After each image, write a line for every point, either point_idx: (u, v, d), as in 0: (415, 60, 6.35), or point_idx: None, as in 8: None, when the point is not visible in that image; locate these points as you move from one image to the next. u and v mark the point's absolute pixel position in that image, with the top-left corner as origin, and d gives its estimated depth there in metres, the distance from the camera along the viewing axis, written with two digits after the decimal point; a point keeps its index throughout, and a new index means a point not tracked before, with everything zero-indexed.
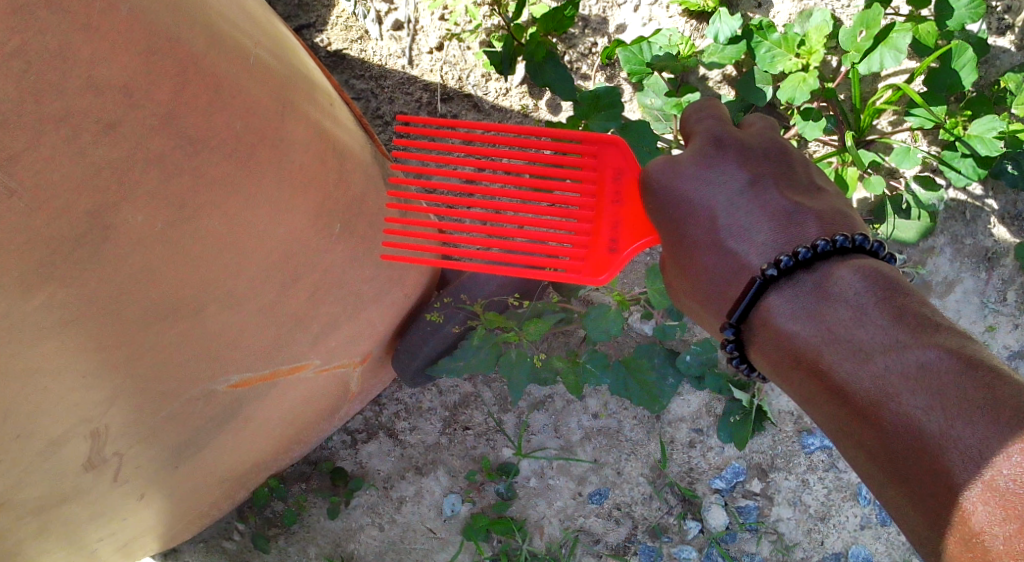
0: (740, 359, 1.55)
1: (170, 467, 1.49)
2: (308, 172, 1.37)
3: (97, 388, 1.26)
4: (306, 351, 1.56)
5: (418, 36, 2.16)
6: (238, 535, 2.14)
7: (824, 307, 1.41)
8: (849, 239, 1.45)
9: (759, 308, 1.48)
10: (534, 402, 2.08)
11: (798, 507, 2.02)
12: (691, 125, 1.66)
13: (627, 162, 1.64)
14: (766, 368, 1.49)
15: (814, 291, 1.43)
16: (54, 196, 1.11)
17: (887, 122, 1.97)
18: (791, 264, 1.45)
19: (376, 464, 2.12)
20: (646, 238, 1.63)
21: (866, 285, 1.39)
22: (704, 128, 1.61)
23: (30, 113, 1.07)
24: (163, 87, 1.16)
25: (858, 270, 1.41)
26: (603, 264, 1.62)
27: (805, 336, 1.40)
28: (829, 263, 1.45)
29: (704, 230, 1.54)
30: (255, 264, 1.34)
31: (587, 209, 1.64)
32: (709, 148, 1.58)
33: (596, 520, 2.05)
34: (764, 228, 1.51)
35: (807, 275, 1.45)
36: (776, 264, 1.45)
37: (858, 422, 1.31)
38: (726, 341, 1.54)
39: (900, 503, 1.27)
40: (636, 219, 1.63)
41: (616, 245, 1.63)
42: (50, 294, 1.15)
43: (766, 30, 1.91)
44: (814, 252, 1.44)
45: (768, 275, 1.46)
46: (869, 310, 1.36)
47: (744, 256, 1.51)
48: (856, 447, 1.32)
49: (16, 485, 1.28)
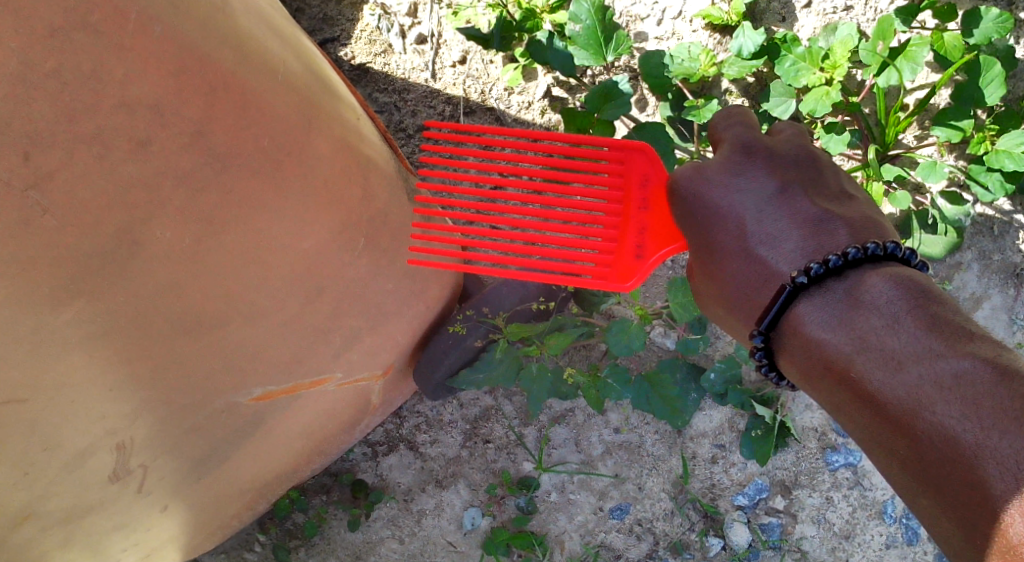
0: (769, 367, 1.54)
1: (193, 479, 1.50)
2: (334, 187, 1.38)
3: (123, 402, 1.27)
4: (329, 364, 1.56)
5: (441, 49, 2.17)
6: (259, 546, 2.13)
7: (856, 315, 1.39)
8: (882, 246, 1.42)
9: (788, 315, 1.46)
10: (554, 415, 2.06)
11: (822, 525, 2.01)
12: (719, 133, 1.63)
13: (654, 168, 1.61)
14: (796, 376, 1.47)
15: (845, 299, 1.41)
16: (85, 213, 1.12)
17: (912, 137, 1.96)
18: (821, 271, 1.43)
19: (396, 476, 2.11)
20: (673, 244, 1.62)
21: (898, 293, 1.37)
22: (732, 135, 1.59)
23: (62, 132, 1.08)
24: (192, 105, 1.17)
25: (891, 278, 1.39)
26: (629, 270, 1.61)
27: (836, 344, 1.39)
28: (859, 270, 1.43)
29: (733, 237, 1.53)
30: (279, 278, 1.34)
31: (614, 216, 1.62)
32: (736, 156, 1.56)
33: (617, 536, 2.04)
34: (793, 235, 1.51)
35: (838, 282, 1.43)
36: (806, 272, 1.43)
37: (889, 433, 1.30)
38: (755, 349, 1.52)
39: (934, 517, 1.25)
40: (662, 226, 1.62)
41: (642, 252, 1.61)
42: (78, 309, 1.16)
43: (790, 44, 1.91)
44: (844, 260, 1.42)
45: (798, 283, 1.44)
46: (902, 319, 1.35)
47: (773, 264, 1.51)
48: (890, 459, 1.31)
49: (43, 496, 1.29)
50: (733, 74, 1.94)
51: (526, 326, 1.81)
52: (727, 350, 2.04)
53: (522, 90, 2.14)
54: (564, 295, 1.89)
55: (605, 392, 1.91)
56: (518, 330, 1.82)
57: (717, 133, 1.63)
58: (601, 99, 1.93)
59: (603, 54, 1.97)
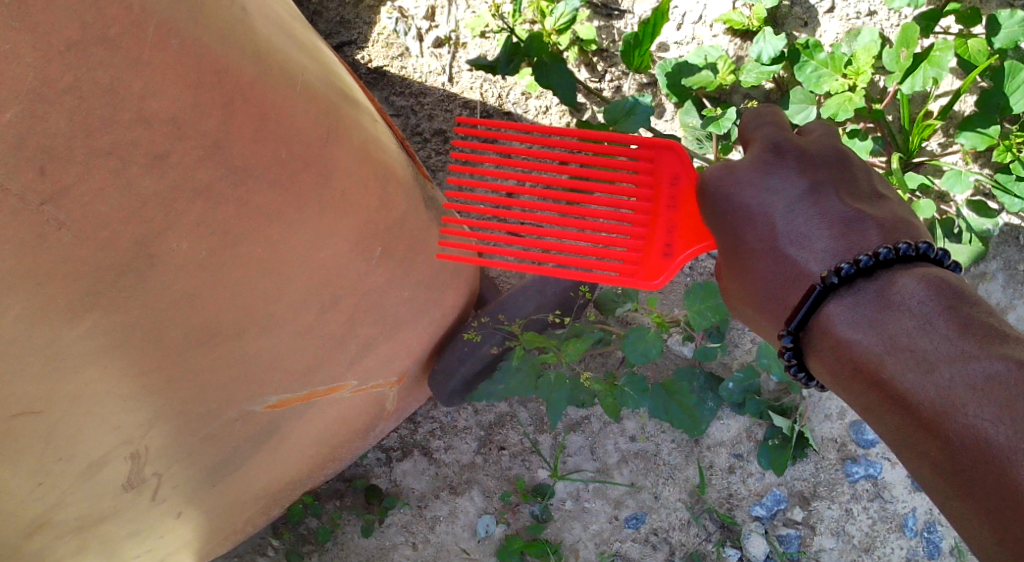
0: (798, 367, 1.51)
1: (207, 485, 1.49)
2: (353, 197, 1.36)
3: (138, 411, 1.26)
4: (344, 372, 1.54)
5: (459, 53, 2.15)
6: (272, 551, 2.12)
7: (887, 315, 1.37)
8: (913, 246, 1.40)
9: (818, 316, 1.44)
10: (570, 423, 2.05)
11: (842, 537, 1.97)
12: (749, 132, 1.60)
13: (684, 168, 1.61)
14: (825, 377, 1.45)
15: (875, 300, 1.39)
16: (100, 227, 1.10)
17: (937, 144, 1.93)
18: (852, 271, 1.41)
19: (410, 482, 2.09)
20: (701, 243, 1.59)
21: (930, 293, 1.35)
22: (761, 135, 1.57)
23: (80, 147, 1.06)
24: (211, 117, 1.15)
25: (922, 278, 1.37)
26: (657, 268, 1.59)
27: (866, 345, 1.37)
28: (890, 270, 1.41)
29: (763, 237, 1.51)
30: (297, 286, 1.33)
31: (642, 213, 1.61)
32: (767, 155, 1.54)
33: (633, 545, 2.01)
34: (824, 234, 1.48)
35: (868, 283, 1.41)
36: (836, 272, 1.41)
37: (920, 439, 1.28)
38: (784, 349, 1.49)
39: (964, 527, 1.23)
40: (691, 225, 1.60)
41: (671, 250, 1.59)
42: (94, 321, 1.14)
43: (812, 49, 1.88)
44: (875, 260, 1.40)
45: (829, 283, 1.42)
46: (934, 320, 1.33)
47: (803, 264, 1.48)
48: (917, 467, 1.28)
49: (57, 505, 1.27)
50: (751, 82, 1.92)
51: (542, 335, 1.77)
52: (746, 359, 2.01)
53: (539, 94, 2.11)
54: (583, 302, 1.88)
55: (622, 400, 1.87)
56: (533, 339, 1.78)
57: (747, 133, 1.61)
58: (622, 113, 1.88)
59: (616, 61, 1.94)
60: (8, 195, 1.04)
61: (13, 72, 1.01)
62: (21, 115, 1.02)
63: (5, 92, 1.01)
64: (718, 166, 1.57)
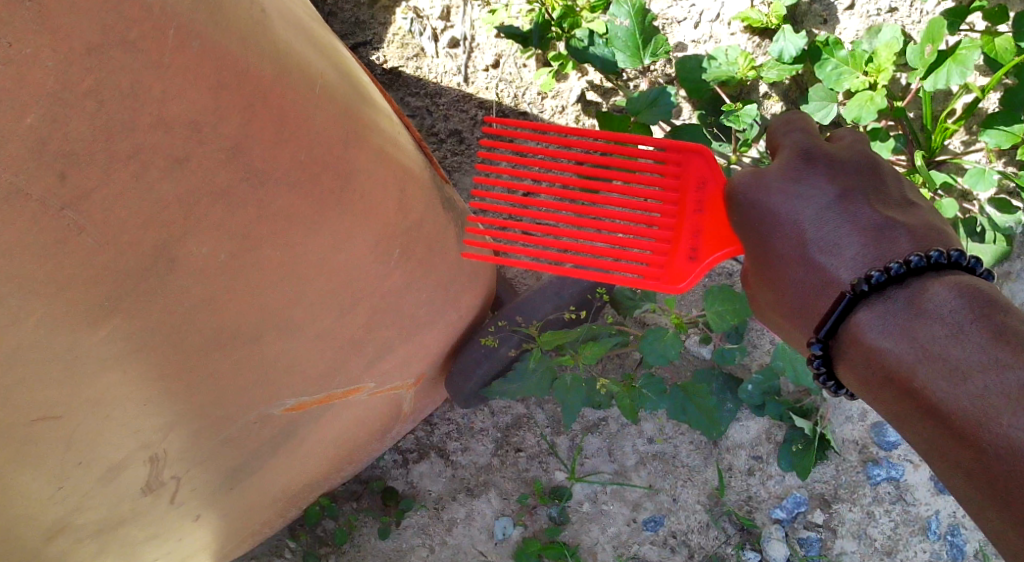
0: (827, 377, 1.49)
1: (225, 488, 1.48)
2: (372, 200, 1.35)
3: (158, 415, 1.25)
4: (361, 375, 1.53)
5: (474, 53, 2.14)
6: (289, 552, 2.12)
7: (919, 324, 1.35)
8: (945, 254, 1.38)
9: (848, 324, 1.42)
10: (587, 425, 2.04)
11: (863, 540, 1.95)
12: (777, 138, 1.58)
13: (712, 172, 1.60)
14: (856, 385, 1.44)
15: (907, 308, 1.37)
16: (121, 231, 1.10)
17: (959, 143, 1.91)
18: (883, 279, 1.39)
19: (427, 484, 2.08)
20: (727, 248, 1.58)
21: (963, 302, 1.33)
22: (790, 141, 1.55)
23: (100, 151, 1.06)
24: (231, 121, 1.14)
25: (955, 286, 1.35)
26: (682, 272, 1.57)
27: (898, 353, 1.35)
28: (922, 278, 1.39)
29: (793, 245, 1.50)
30: (316, 290, 1.33)
31: (668, 217, 1.59)
32: (796, 162, 1.52)
33: (651, 548, 1.99)
34: (853, 242, 1.46)
35: (899, 290, 1.39)
36: (867, 279, 1.40)
37: (954, 447, 1.27)
38: (813, 357, 1.47)
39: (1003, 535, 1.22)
40: (717, 231, 1.59)
41: (696, 254, 1.57)
42: (114, 326, 1.14)
43: (833, 46, 1.86)
44: (906, 268, 1.38)
45: (858, 291, 1.40)
46: (967, 328, 1.31)
47: (832, 272, 1.47)
48: (952, 475, 1.28)
49: (77, 509, 1.27)
50: (772, 77, 1.90)
51: (563, 333, 1.74)
52: (764, 360, 1.99)
53: (555, 94, 2.10)
54: (599, 305, 1.85)
55: (641, 401, 1.86)
56: (553, 337, 1.74)
57: (775, 138, 1.59)
58: (645, 104, 1.90)
59: (640, 57, 1.94)
60: (28, 200, 1.03)
61: (34, 76, 1.00)
62: (41, 119, 1.02)
63: (25, 96, 1.00)
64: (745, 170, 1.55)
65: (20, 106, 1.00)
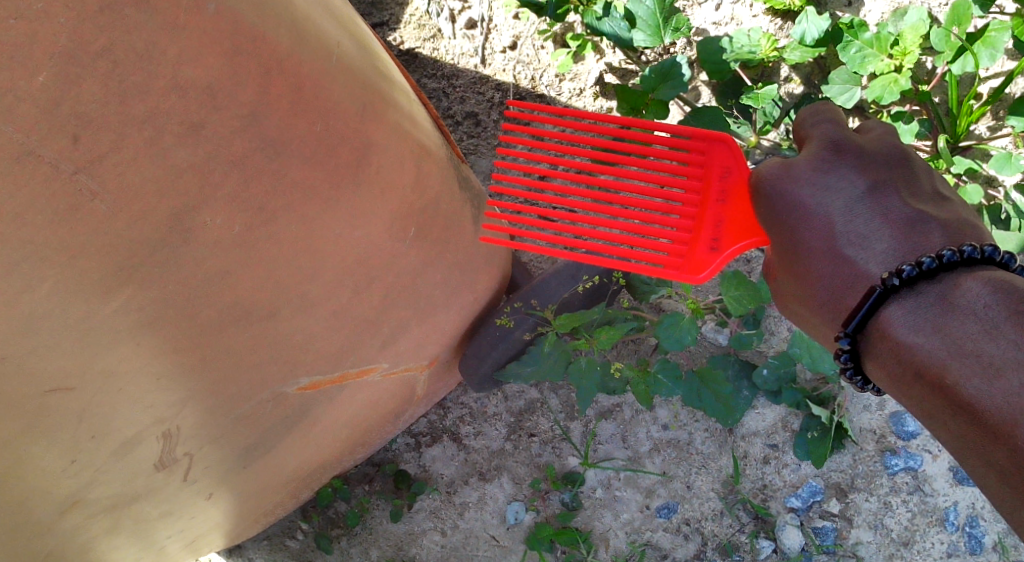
0: (854, 371, 1.47)
1: (238, 468, 1.48)
2: (389, 177, 1.33)
3: (172, 390, 1.24)
4: (376, 354, 1.52)
5: (492, 34, 2.12)
6: (301, 534, 2.12)
7: (950, 320, 1.34)
8: (978, 249, 1.36)
9: (877, 319, 1.41)
10: (602, 410, 2.02)
11: (879, 530, 1.92)
12: (805, 130, 1.53)
13: (736, 163, 1.57)
14: (886, 383, 1.41)
15: (939, 303, 1.36)
16: (136, 198, 1.09)
17: (985, 128, 1.88)
18: (914, 274, 1.37)
19: (439, 468, 2.08)
20: (750, 239, 1.54)
21: (997, 297, 1.31)
22: (820, 132, 1.50)
23: (113, 114, 1.05)
24: (246, 88, 1.13)
25: (988, 281, 1.33)
26: (702, 262, 1.55)
27: (930, 349, 1.33)
28: (954, 274, 1.37)
29: (821, 237, 1.47)
30: (331, 267, 1.31)
31: (690, 206, 1.57)
32: (826, 153, 1.48)
33: (664, 534, 1.97)
34: (884, 235, 1.45)
35: (931, 285, 1.38)
36: (898, 272, 1.38)
37: (988, 444, 1.25)
38: (840, 352, 1.45)
39: None
40: (740, 220, 1.56)
41: (717, 245, 1.55)
42: (128, 297, 1.13)
43: (856, 29, 1.82)
44: (938, 262, 1.37)
45: (889, 285, 1.39)
46: (1001, 324, 1.29)
47: (862, 264, 1.45)
48: (986, 475, 1.26)
49: (90, 484, 1.27)
50: (795, 60, 1.88)
51: (578, 316, 1.72)
52: (782, 347, 1.97)
53: (573, 76, 2.08)
54: (615, 289, 1.85)
55: (656, 388, 1.83)
56: (569, 320, 1.72)
57: (803, 130, 1.54)
58: (657, 79, 1.86)
59: (661, 36, 1.90)
60: (41, 162, 1.02)
61: (47, 33, 1.00)
62: (54, 79, 1.01)
63: (37, 54, 1.00)
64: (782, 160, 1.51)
65: (33, 64, 1.00)
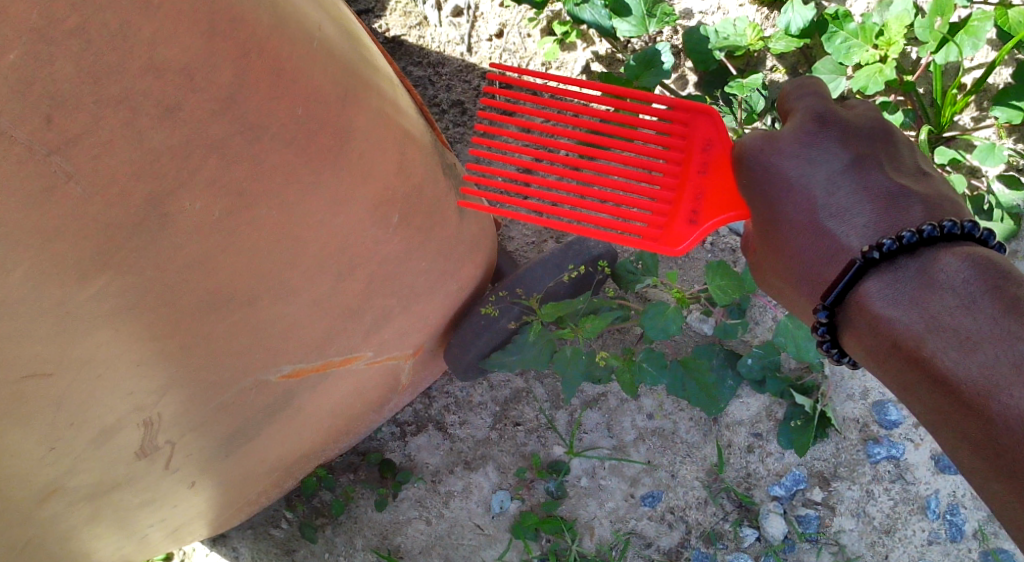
0: (830, 344, 1.47)
1: (221, 456, 1.47)
2: (370, 163, 1.32)
3: (150, 377, 1.24)
4: (359, 343, 1.52)
5: (478, 22, 2.12)
6: (286, 523, 2.11)
7: (929, 294, 1.34)
8: (958, 225, 1.36)
9: (855, 292, 1.40)
10: (587, 399, 2.03)
11: (862, 518, 1.92)
12: (791, 103, 1.54)
13: (719, 136, 1.57)
14: (861, 356, 1.42)
15: (918, 276, 1.36)
16: (112, 181, 1.08)
17: (969, 118, 1.88)
18: (894, 247, 1.37)
19: (424, 457, 2.08)
20: (730, 212, 1.54)
21: (975, 273, 1.32)
22: (804, 105, 1.51)
23: (88, 94, 1.04)
24: (224, 70, 1.12)
25: (967, 257, 1.33)
26: (680, 236, 1.54)
27: (906, 322, 1.34)
28: (934, 249, 1.37)
29: (803, 209, 1.47)
30: (313, 255, 1.31)
31: (671, 177, 1.57)
32: (809, 126, 1.49)
33: (649, 523, 1.97)
34: (865, 209, 1.44)
35: (910, 260, 1.37)
36: (878, 247, 1.37)
37: (964, 426, 1.26)
38: (817, 324, 1.45)
39: (1006, 513, 1.22)
40: (721, 194, 1.56)
41: (696, 218, 1.55)
42: (105, 283, 1.12)
43: (841, 20, 1.82)
44: (919, 236, 1.36)
45: (869, 258, 1.38)
46: (978, 299, 1.30)
47: (844, 238, 1.45)
48: (962, 459, 1.27)
49: (70, 471, 1.26)
50: (780, 49, 1.86)
51: (563, 304, 1.71)
52: (766, 336, 1.97)
53: (560, 65, 2.08)
54: (601, 278, 1.84)
55: (640, 376, 1.83)
56: (554, 309, 1.71)
57: (789, 103, 1.55)
58: (642, 67, 1.85)
59: (647, 26, 1.90)
60: (14, 142, 1.01)
61: (17, 10, 0.98)
62: (24, 57, 1.00)
63: (9, 31, 0.98)
64: (757, 135, 1.51)
65: (4, 41, 0.98)
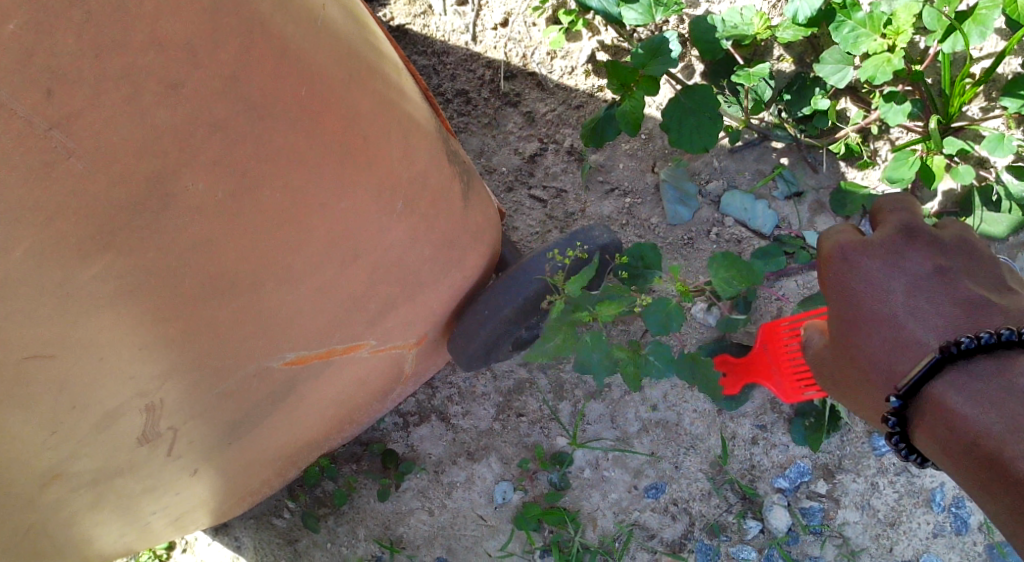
0: (899, 437, 1.52)
1: (224, 444, 1.47)
2: (373, 147, 1.31)
3: (153, 361, 1.23)
4: (363, 331, 1.51)
5: (482, 11, 2.11)
6: (289, 513, 2.11)
7: (1009, 399, 1.40)
8: None
9: (932, 386, 1.46)
10: (591, 390, 2.00)
11: (866, 511, 1.92)
12: (883, 212, 1.63)
13: None
14: (933, 450, 1.46)
15: (996, 380, 1.42)
16: (114, 160, 1.07)
17: (977, 109, 1.87)
18: (973, 345, 1.44)
19: (427, 448, 2.07)
20: None
21: None
22: (895, 217, 1.60)
23: (90, 69, 1.03)
24: (228, 47, 1.11)
25: None
26: None
27: (985, 422, 1.39)
28: (1012, 351, 1.44)
29: (886, 304, 1.54)
30: (316, 240, 1.30)
31: None
32: (899, 236, 1.58)
33: (652, 515, 1.97)
34: (946, 312, 1.51)
35: (987, 358, 1.44)
36: (957, 343, 1.44)
37: None
38: (890, 411, 1.51)
39: None
40: None
41: None
42: (107, 264, 1.11)
43: (850, 9, 1.81)
44: (997, 338, 1.43)
45: (948, 352, 1.45)
46: None
47: (924, 340, 1.51)
48: None
49: (72, 456, 1.26)
50: (788, 38, 1.85)
51: (563, 305, 1.72)
52: None
53: (565, 54, 2.07)
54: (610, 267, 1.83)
55: (646, 369, 1.82)
56: (571, 299, 1.70)
57: (881, 212, 1.63)
58: (647, 56, 1.82)
59: (653, 15, 1.88)
60: (14, 117, 1.00)
61: None
62: (24, 27, 0.99)
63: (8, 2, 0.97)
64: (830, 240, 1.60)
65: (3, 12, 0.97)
